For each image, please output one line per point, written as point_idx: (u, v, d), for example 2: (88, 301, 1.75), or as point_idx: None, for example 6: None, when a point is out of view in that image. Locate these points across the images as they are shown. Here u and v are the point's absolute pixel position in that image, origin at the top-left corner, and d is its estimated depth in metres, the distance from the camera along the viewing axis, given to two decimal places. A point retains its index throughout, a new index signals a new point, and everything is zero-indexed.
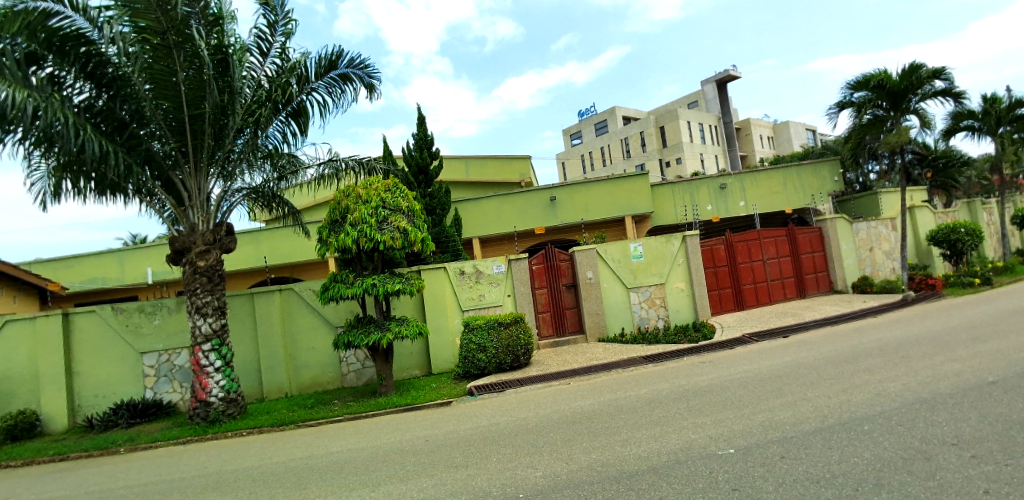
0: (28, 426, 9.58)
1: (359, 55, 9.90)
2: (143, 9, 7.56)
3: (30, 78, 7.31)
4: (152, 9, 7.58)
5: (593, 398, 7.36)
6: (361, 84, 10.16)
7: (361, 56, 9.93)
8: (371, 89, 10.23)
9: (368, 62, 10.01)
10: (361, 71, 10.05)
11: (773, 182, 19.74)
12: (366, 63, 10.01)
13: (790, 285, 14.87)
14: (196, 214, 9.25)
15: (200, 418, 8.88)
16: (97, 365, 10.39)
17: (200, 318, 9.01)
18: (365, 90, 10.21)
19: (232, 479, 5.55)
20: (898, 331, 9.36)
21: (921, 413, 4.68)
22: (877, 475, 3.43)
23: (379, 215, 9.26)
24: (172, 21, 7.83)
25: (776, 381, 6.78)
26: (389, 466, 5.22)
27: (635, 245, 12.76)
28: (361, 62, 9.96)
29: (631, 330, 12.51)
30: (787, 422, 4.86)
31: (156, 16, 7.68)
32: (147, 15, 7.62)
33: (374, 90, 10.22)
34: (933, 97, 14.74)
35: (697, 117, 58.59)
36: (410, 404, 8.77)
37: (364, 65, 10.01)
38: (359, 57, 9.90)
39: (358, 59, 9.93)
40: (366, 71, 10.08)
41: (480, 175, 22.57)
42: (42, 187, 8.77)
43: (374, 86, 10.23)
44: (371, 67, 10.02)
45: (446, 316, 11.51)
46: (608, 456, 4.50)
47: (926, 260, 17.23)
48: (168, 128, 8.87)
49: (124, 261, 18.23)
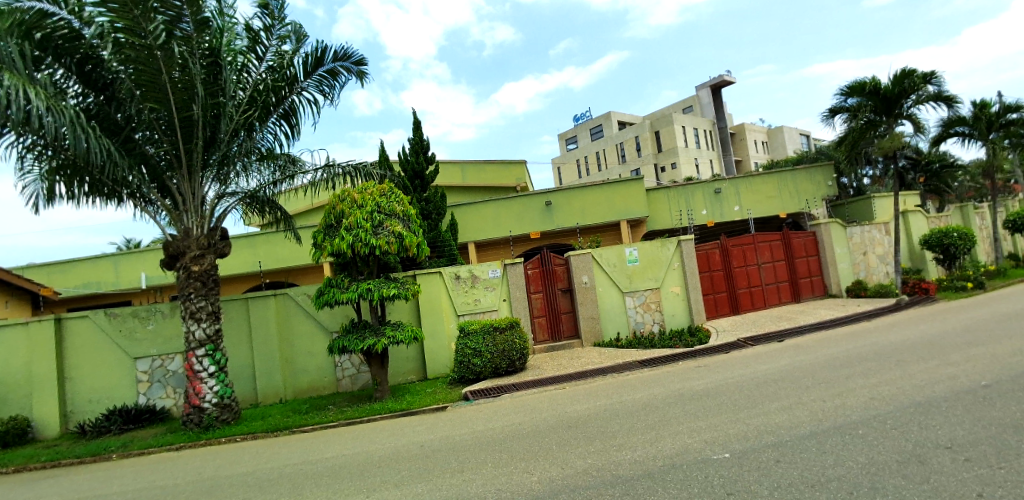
0: (20, 433, 9.48)
1: (345, 46, 9.89)
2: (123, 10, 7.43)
3: (32, 76, 7.30)
4: (127, 8, 7.47)
5: (591, 402, 7.34)
6: (349, 75, 10.15)
7: (347, 48, 9.92)
8: (359, 78, 10.24)
9: (354, 54, 10.00)
10: (349, 63, 10.02)
11: (768, 186, 19.88)
12: (352, 54, 9.98)
13: (785, 289, 14.92)
14: (191, 219, 9.24)
15: (194, 424, 8.81)
16: (92, 370, 10.32)
17: (195, 322, 8.95)
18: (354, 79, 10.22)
19: (227, 485, 5.51)
20: (893, 335, 9.40)
21: (916, 416, 4.69)
22: (872, 479, 3.44)
23: (374, 219, 9.25)
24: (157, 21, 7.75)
25: (771, 385, 6.80)
26: (384, 471, 5.19)
27: (630, 250, 12.80)
28: (347, 55, 9.94)
29: (627, 334, 12.52)
30: (783, 426, 4.88)
31: (133, 17, 7.56)
32: (125, 15, 7.53)
33: (363, 78, 10.23)
34: (925, 102, 14.86)
35: (694, 121, 58.86)
36: (407, 409, 8.74)
37: (350, 57, 9.98)
38: (345, 51, 9.89)
39: (344, 51, 9.91)
40: (353, 62, 10.04)
41: (476, 179, 22.62)
42: (35, 190, 8.76)
43: (363, 76, 10.23)
44: (358, 59, 10.00)
45: (443, 321, 11.50)
46: (604, 460, 4.50)
47: (920, 264, 17.35)
48: (161, 130, 8.87)
49: (119, 266, 18.21)
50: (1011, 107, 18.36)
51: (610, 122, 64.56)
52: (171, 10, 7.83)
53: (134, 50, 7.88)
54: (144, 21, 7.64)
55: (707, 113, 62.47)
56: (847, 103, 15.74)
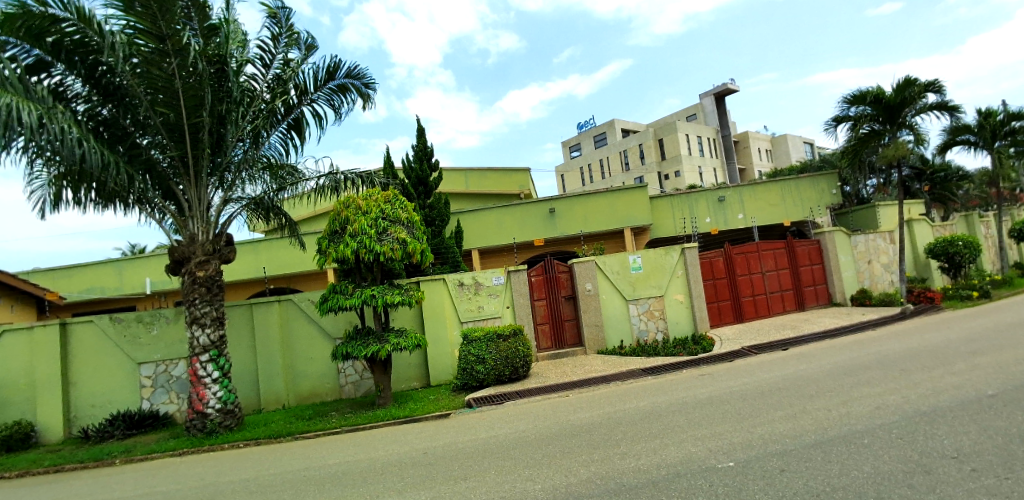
0: (23, 437, 9.51)
1: (357, 65, 10.01)
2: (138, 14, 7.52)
3: (38, 85, 7.36)
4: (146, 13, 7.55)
5: (593, 410, 7.32)
6: (360, 94, 10.25)
7: (359, 67, 10.04)
8: (368, 99, 10.32)
9: (366, 73, 10.12)
10: (360, 80, 10.14)
11: (772, 194, 19.84)
12: (364, 73, 10.10)
13: (789, 297, 14.87)
14: (196, 225, 9.28)
15: (197, 429, 8.81)
16: (95, 375, 10.35)
17: (198, 329, 8.97)
18: (364, 100, 10.32)
19: (230, 490, 5.52)
20: (898, 343, 9.35)
21: (922, 426, 4.65)
22: (878, 489, 3.42)
23: (378, 226, 9.29)
24: (172, 27, 7.84)
25: (776, 393, 6.78)
26: (387, 478, 5.17)
27: (634, 257, 12.79)
28: (358, 72, 10.06)
29: (630, 342, 12.49)
30: (788, 435, 4.85)
31: (147, 23, 7.64)
32: (141, 21, 7.62)
33: (373, 99, 10.32)
34: (928, 111, 14.86)
35: (696, 129, 59.00)
36: (409, 416, 8.73)
37: (361, 75, 10.11)
38: (357, 67, 10.01)
39: (356, 69, 10.03)
40: (364, 81, 10.17)
41: (479, 186, 22.67)
42: (42, 195, 8.84)
43: (373, 96, 10.32)
44: (368, 76, 10.11)
45: (446, 327, 11.51)
46: (608, 469, 4.48)
47: (925, 273, 17.25)
48: (169, 137, 8.92)
49: (123, 271, 18.26)
50: (1015, 116, 18.33)
51: (614, 130, 64.70)
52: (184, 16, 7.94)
53: (147, 55, 7.97)
54: (159, 27, 7.74)
55: (710, 121, 62.55)
56: (850, 112, 15.77)
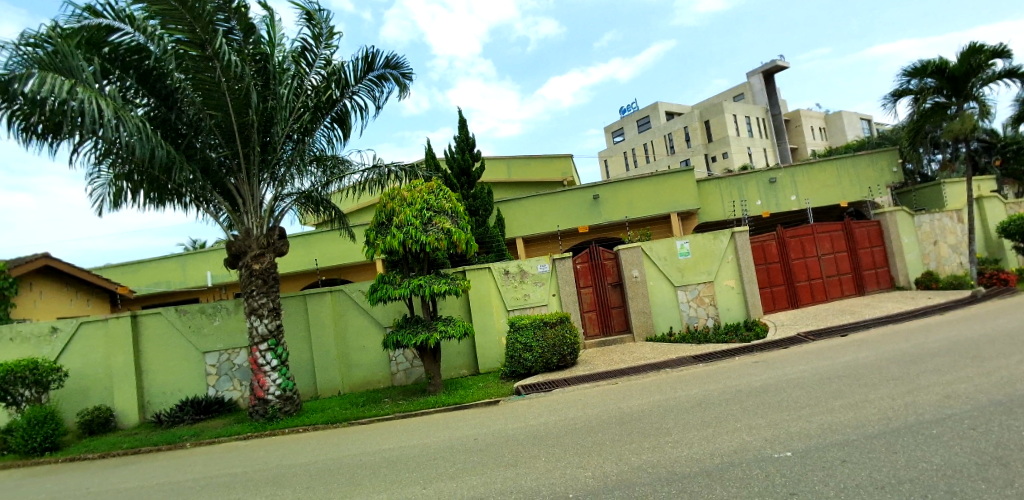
0: (103, 421, 10.27)
1: (397, 55, 10.13)
2: (179, 23, 7.87)
3: (103, 88, 7.84)
4: (186, 21, 7.87)
5: (644, 398, 7.23)
6: (399, 84, 10.38)
7: (397, 55, 10.16)
8: (408, 87, 10.43)
9: (404, 62, 10.22)
10: (399, 69, 10.25)
11: (826, 175, 18.95)
12: (402, 62, 10.21)
13: (847, 281, 14.21)
14: (250, 219, 9.65)
15: (259, 415, 9.24)
16: (164, 363, 10.97)
17: (257, 318, 9.36)
18: (404, 89, 10.43)
19: (290, 473, 5.75)
20: (971, 329, 8.77)
21: (999, 416, 4.36)
22: (948, 482, 3.24)
23: (423, 217, 9.41)
24: (210, 31, 8.13)
25: (837, 381, 6.49)
26: (439, 463, 5.28)
27: (681, 242, 12.50)
28: (396, 62, 10.19)
29: (679, 329, 12.26)
30: (850, 424, 4.64)
31: (191, 29, 7.97)
32: (184, 29, 7.95)
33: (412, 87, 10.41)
34: (997, 80, 13.81)
35: (744, 109, 56.84)
36: (459, 402, 8.85)
37: (400, 64, 10.22)
38: (394, 57, 10.12)
39: (394, 59, 10.15)
40: (403, 68, 10.27)
41: (521, 175, 22.62)
42: (103, 193, 9.40)
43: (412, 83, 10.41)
44: (406, 65, 10.22)
45: (492, 316, 11.59)
46: (660, 457, 4.41)
47: (999, 254, 16.15)
48: (221, 136, 9.28)
49: (186, 265, 19.27)
50: None
51: (657, 113, 63.19)
52: (223, 21, 8.38)
53: (193, 62, 8.32)
54: (201, 33, 8.07)
55: (758, 100, 60.12)
56: (911, 85, 14.83)
